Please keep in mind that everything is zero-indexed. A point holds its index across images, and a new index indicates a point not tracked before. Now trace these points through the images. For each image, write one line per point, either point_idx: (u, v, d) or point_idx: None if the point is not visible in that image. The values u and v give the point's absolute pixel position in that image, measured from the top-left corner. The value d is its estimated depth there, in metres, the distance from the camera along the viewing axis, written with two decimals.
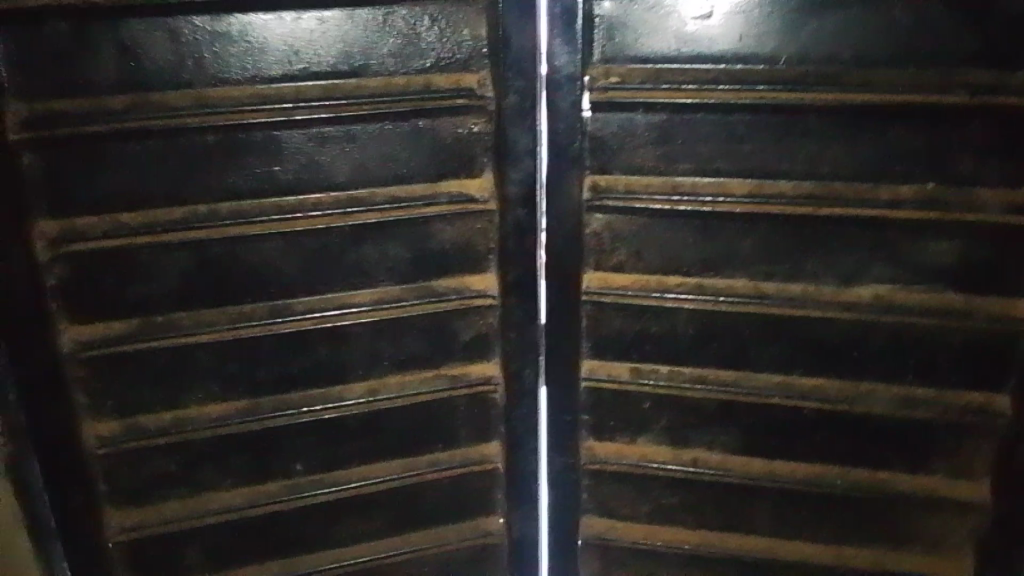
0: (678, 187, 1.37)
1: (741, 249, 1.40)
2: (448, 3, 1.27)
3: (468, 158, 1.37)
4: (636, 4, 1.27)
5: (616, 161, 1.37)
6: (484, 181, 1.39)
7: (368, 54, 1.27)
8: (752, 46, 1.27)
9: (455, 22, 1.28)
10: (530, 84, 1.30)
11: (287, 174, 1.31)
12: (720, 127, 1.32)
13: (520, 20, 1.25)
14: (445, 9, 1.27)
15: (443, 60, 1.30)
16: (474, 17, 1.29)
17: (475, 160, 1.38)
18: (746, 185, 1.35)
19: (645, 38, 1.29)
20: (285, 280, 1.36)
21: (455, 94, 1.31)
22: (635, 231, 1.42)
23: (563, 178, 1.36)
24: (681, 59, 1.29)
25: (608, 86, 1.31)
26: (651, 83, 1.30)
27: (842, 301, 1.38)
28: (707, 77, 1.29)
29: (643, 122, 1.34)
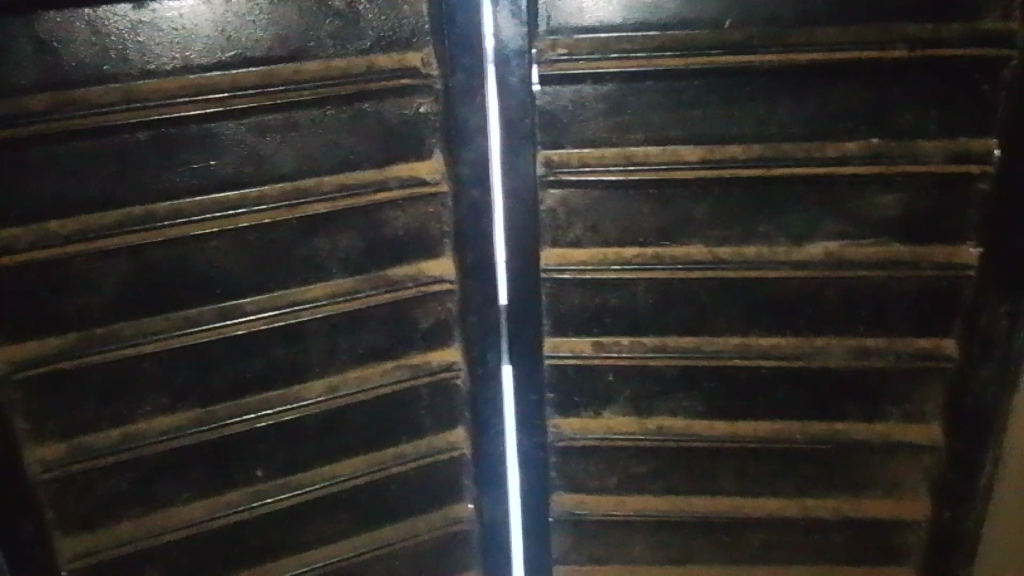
0: (630, 157, 1.36)
1: (695, 215, 1.40)
2: None
3: (416, 140, 1.34)
4: None
5: (567, 135, 1.36)
6: (433, 163, 1.36)
7: (306, 37, 1.21)
8: (696, 12, 1.27)
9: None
10: (476, 61, 1.27)
11: (227, 169, 1.24)
12: (668, 95, 1.33)
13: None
14: None
15: (385, 40, 1.26)
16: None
17: (423, 142, 1.34)
18: (697, 151, 1.35)
19: (589, 8, 1.27)
20: (233, 279, 1.30)
21: (399, 74, 1.27)
22: (590, 204, 1.41)
23: (516, 154, 1.34)
24: (627, 27, 1.28)
25: (557, 59, 1.29)
26: (600, 53, 1.28)
27: (796, 259, 1.41)
28: (654, 44, 1.28)
29: (592, 94, 1.33)
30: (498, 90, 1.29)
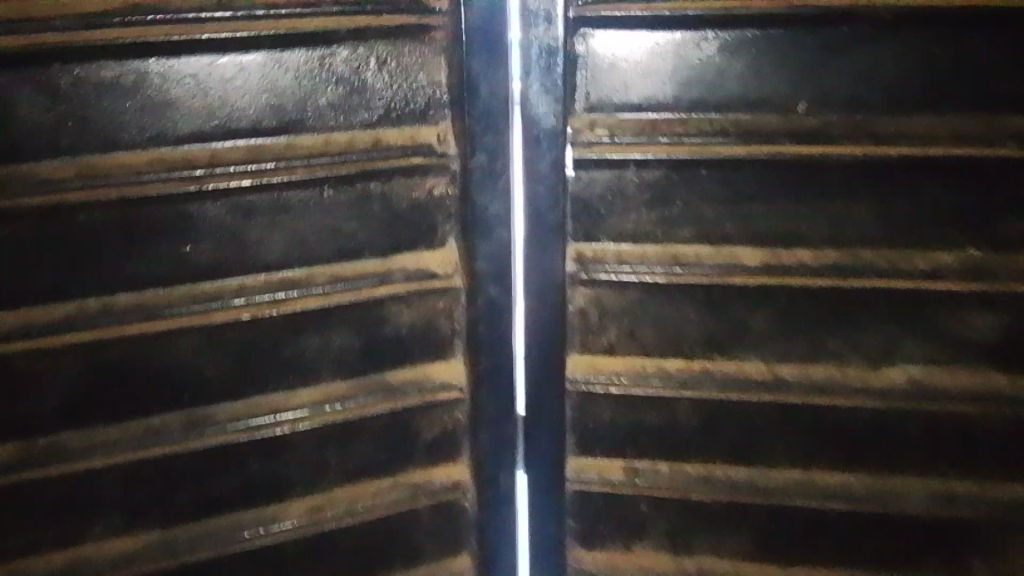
0: (679, 257, 1.15)
1: (754, 326, 1.18)
2: (398, 43, 1.05)
3: (427, 226, 1.14)
4: (627, 41, 1.05)
5: (603, 227, 1.16)
6: (447, 254, 1.17)
7: (302, 106, 1.04)
8: (763, 92, 1.07)
9: (408, 65, 1.06)
10: (502, 141, 1.07)
11: (203, 256, 1.05)
12: (728, 187, 1.11)
13: (487, 63, 1.03)
14: (396, 50, 1.05)
15: (394, 111, 1.08)
16: (431, 58, 1.06)
17: (436, 229, 1.15)
18: (759, 254, 1.14)
19: (637, 82, 1.08)
20: (205, 383, 1.10)
21: (410, 151, 1.09)
22: (628, 307, 1.20)
23: (543, 249, 1.14)
24: (681, 107, 1.08)
25: (595, 140, 1.09)
26: (647, 136, 1.09)
27: (869, 385, 1.19)
28: (712, 128, 1.08)
29: (636, 181, 1.13)
30: (525, 175, 1.10)
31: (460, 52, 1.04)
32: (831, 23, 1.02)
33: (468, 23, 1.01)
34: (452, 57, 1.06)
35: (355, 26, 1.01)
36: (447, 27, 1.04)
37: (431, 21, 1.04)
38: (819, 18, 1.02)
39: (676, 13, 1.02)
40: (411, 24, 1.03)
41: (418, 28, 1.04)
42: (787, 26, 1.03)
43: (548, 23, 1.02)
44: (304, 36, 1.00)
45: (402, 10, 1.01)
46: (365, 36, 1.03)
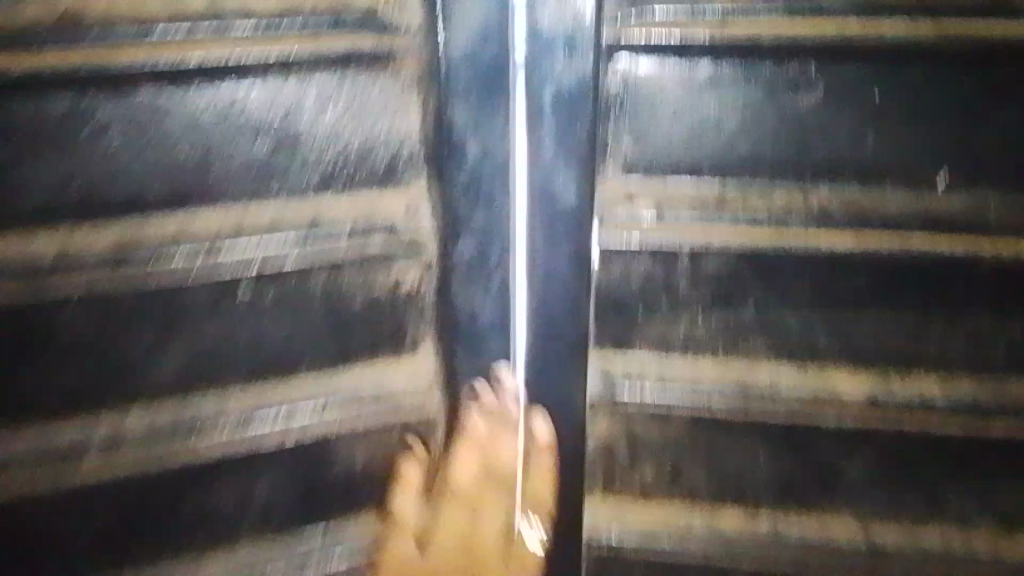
0: (746, 380, 0.82)
1: (846, 471, 0.85)
2: (351, 74, 0.70)
3: (391, 329, 0.80)
4: (685, 79, 0.71)
5: (640, 335, 0.82)
6: (419, 367, 0.83)
7: (204, 168, 0.70)
8: (883, 156, 0.72)
9: (362, 107, 0.71)
10: (499, 223, 0.77)
11: (55, 382, 0.72)
12: (820, 288, 0.78)
13: (478, 112, 0.72)
14: (345, 84, 0.70)
15: (340, 175, 0.73)
16: (397, 98, 0.72)
17: (404, 331, 0.81)
18: (860, 380, 0.81)
19: (699, 137, 0.73)
20: (66, 555, 0.77)
21: (362, 232, 0.74)
22: (671, 441, 0.86)
23: (557, 363, 0.83)
24: (761, 173, 0.74)
25: (630, 220, 0.76)
26: (708, 213, 0.76)
27: (1012, 566, 0.84)
28: (805, 207, 0.74)
29: (689, 275, 0.79)
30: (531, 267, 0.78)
31: (439, 96, 0.72)
32: (991, 62, 0.69)
33: (448, 54, 0.70)
34: (428, 97, 0.72)
35: (279, 51, 0.67)
36: (420, 53, 0.71)
37: (395, 43, 0.70)
38: (978, 53, 0.68)
39: (760, 39, 0.69)
40: (364, 49, 0.69)
41: (376, 53, 0.70)
42: (923, 63, 0.69)
43: (564, 52, 0.69)
44: (200, 67, 0.66)
45: (351, 27, 0.69)
46: (295, 66, 0.68)
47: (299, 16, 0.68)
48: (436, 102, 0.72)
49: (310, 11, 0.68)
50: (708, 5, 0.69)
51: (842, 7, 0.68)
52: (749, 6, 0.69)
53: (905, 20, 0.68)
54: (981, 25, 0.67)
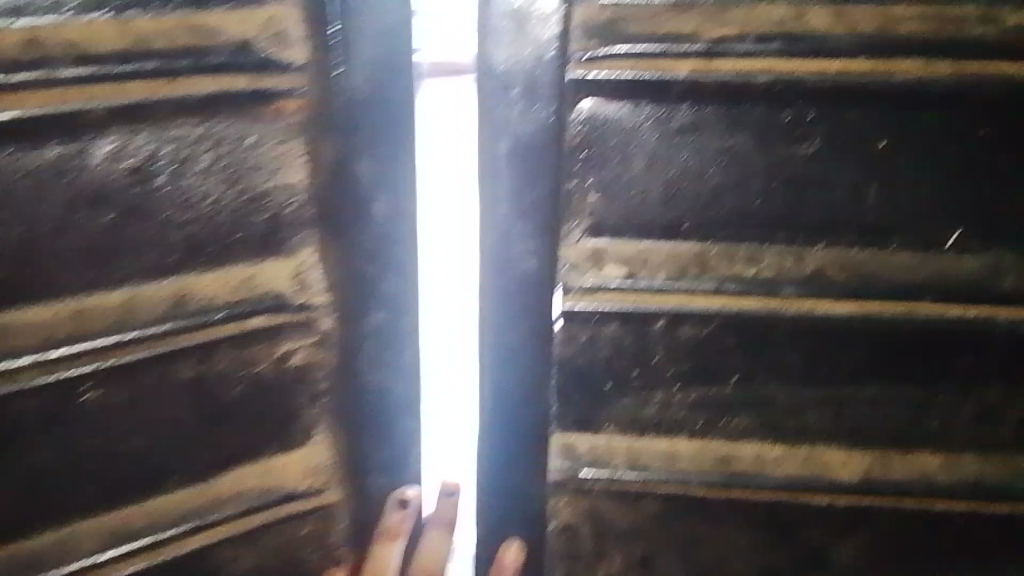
0: (728, 459, 0.72)
1: (834, 557, 0.75)
2: (220, 122, 0.58)
3: (282, 424, 0.68)
4: (664, 121, 0.60)
5: (607, 411, 0.71)
6: (313, 458, 0.70)
7: (30, 250, 0.55)
8: (889, 212, 0.62)
9: (234, 161, 0.59)
10: (415, 282, 0.68)
11: None
12: (813, 359, 0.68)
13: (385, 157, 0.63)
14: (214, 134, 0.58)
15: (209, 248, 0.61)
16: (280, 149, 0.61)
17: (297, 417, 0.68)
18: (854, 460, 0.72)
19: (681, 189, 0.62)
20: None
21: (245, 308, 0.63)
22: (641, 526, 0.75)
23: (516, 439, 0.73)
24: (748, 232, 0.63)
25: (597, 284, 0.65)
26: (689, 278, 0.64)
27: None
28: (799, 269, 0.64)
29: (665, 344, 0.68)
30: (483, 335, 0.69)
31: (340, 142, 0.62)
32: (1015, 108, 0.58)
33: (344, 94, 0.61)
34: (324, 145, 0.62)
35: (126, 96, 0.55)
36: (309, 94, 0.61)
37: (276, 82, 0.59)
38: (1000, 98, 0.58)
39: (752, 78, 0.57)
40: (237, 90, 0.58)
41: (253, 94, 0.59)
42: (939, 108, 0.59)
43: (522, 95, 0.59)
44: (18, 121, 0.53)
45: (210, 66, 0.56)
46: (148, 115, 0.56)
47: (150, 56, 0.55)
48: (333, 152, 0.62)
49: (162, 49, 0.55)
50: (690, 34, 0.57)
51: (849, 43, 0.56)
52: (737, 37, 0.56)
53: (919, 61, 0.57)
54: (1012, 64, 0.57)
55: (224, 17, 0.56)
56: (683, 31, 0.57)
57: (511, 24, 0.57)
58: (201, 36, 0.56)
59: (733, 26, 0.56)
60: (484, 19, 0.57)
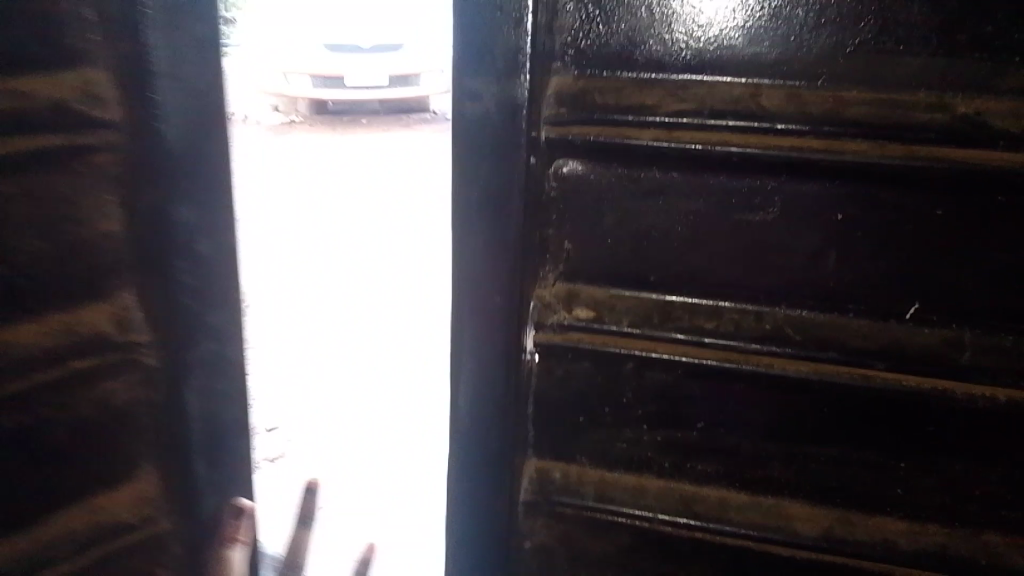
0: (692, 499, 0.75)
1: None
2: (32, 182, 0.69)
3: (105, 445, 0.80)
4: (629, 180, 0.66)
5: (579, 443, 0.76)
6: (130, 474, 0.83)
7: None
8: (846, 282, 0.65)
9: (54, 211, 0.71)
10: (230, 317, 0.81)
11: None
12: (774, 415, 0.71)
13: (195, 207, 0.76)
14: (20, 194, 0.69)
15: (24, 298, 0.71)
16: (95, 198, 0.74)
17: (117, 439, 0.81)
18: (815, 515, 0.73)
19: (647, 245, 0.67)
20: None
21: (67, 341, 0.74)
22: (610, 555, 0.79)
23: (491, 470, 0.77)
24: (709, 289, 0.68)
25: (569, 324, 0.71)
26: (651, 327, 0.69)
27: None
28: (758, 329, 0.68)
29: (633, 387, 0.73)
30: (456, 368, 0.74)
31: (150, 196, 0.75)
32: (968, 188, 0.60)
33: (159, 150, 0.74)
34: (133, 193, 0.75)
35: None
36: (119, 150, 0.74)
37: (87, 140, 0.72)
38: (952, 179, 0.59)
39: (710, 149, 0.62)
40: (54, 147, 0.70)
41: (68, 150, 0.71)
42: (889, 186, 0.62)
43: (493, 155, 0.65)
44: None
45: (25, 130, 0.68)
46: None
47: None
48: (154, 197, 0.75)
49: None
50: (651, 106, 0.63)
51: (799, 121, 0.60)
52: (693, 112, 0.62)
53: (871, 142, 0.60)
54: (966, 152, 0.59)
55: (41, 85, 0.68)
56: (646, 103, 0.63)
57: (490, 92, 0.64)
58: (22, 101, 0.67)
59: (690, 101, 0.62)
60: (466, 85, 0.64)
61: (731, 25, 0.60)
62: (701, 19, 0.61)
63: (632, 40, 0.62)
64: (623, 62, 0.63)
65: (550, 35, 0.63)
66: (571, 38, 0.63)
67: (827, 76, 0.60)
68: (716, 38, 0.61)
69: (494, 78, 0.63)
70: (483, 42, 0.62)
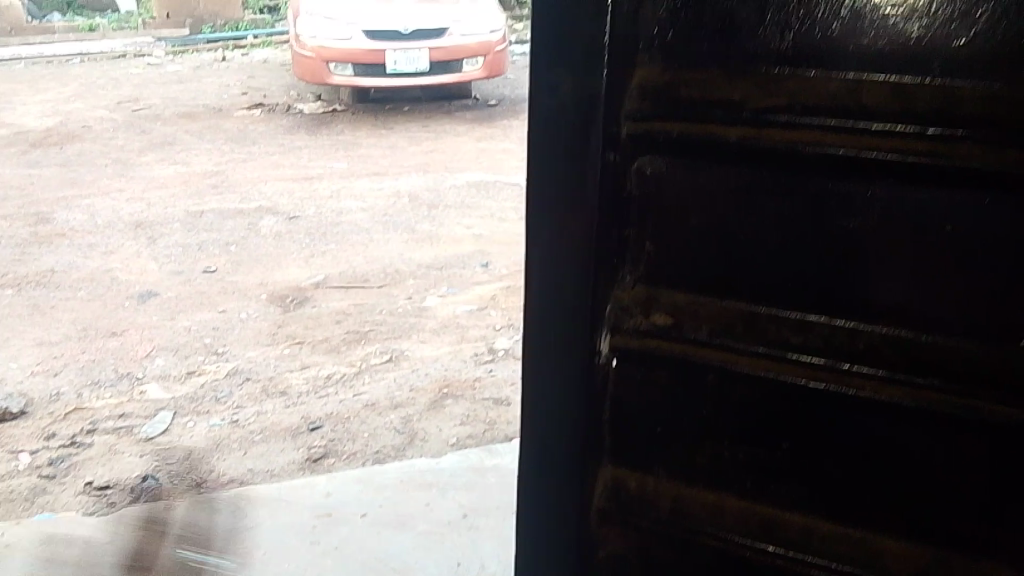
0: (774, 522, 0.69)
1: None
2: None
3: None
4: (711, 177, 0.62)
5: (657, 452, 0.71)
6: None
7: None
8: (956, 301, 0.58)
9: None
10: None
11: None
12: (867, 441, 0.64)
13: None
14: None
15: None
16: None
17: None
18: (909, 552, 0.66)
19: (734, 249, 0.63)
20: None
21: None
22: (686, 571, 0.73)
23: (558, 477, 0.73)
24: (800, 301, 0.63)
25: (648, 330, 0.67)
26: (732, 337, 0.65)
27: None
28: (855, 347, 0.61)
29: (714, 398, 0.67)
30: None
31: None
32: None
33: None
34: None
35: None
36: None
37: None
38: None
39: (802, 148, 0.58)
40: None
41: None
42: (1010, 191, 0.54)
43: (566, 146, 0.63)
44: None
45: None
46: None
47: None
48: None
49: None
50: (737, 103, 0.59)
51: (901, 118, 0.55)
52: (782, 108, 0.58)
53: (988, 146, 0.53)
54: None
55: None
56: (732, 99, 0.59)
57: (564, 81, 0.61)
58: None
59: (781, 95, 0.57)
60: (541, 78, 0.62)
61: (833, 15, 0.55)
62: (796, 10, 0.56)
63: (720, 33, 0.58)
64: (711, 54, 0.59)
65: (634, 24, 0.60)
66: (658, 31, 0.60)
67: (941, 66, 0.54)
68: (816, 22, 0.56)
69: (570, 70, 0.61)
70: (558, 29, 0.60)
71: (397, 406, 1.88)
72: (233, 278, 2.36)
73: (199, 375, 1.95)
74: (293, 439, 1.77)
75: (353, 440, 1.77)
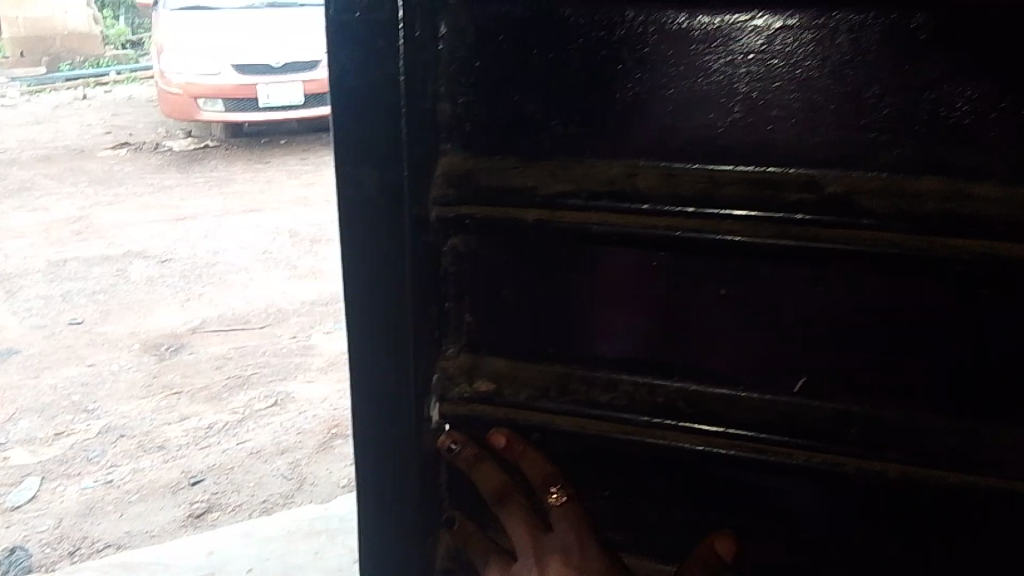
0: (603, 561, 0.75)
1: None
2: None
3: None
4: (510, 257, 0.67)
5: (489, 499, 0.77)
6: None
7: None
8: (731, 356, 0.66)
9: None
10: None
11: None
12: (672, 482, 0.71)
13: None
14: None
15: None
16: None
17: None
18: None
19: (541, 319, 0.68)
20: None
21: None
22: None
23: (403, 537, 0.76)
24: (600, 362, 0.69)
25: (471, 396, 0.71)
26: (550, 396, 0.69)
27: None
28: (651, 402, 0.67)
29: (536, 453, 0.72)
30: (364, 444, 0.73)
31: None
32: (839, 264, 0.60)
33: None
34: None
35: None
36: None
37: None
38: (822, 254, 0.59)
39: (593, 228, 0.62)
40: None
41: None
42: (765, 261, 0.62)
43: (375, 232, 0.66)
44: None
45: None
46: None
47: None
48: None
49: None
50: (531, 188, 0.63)
51: (671, 202, 0.61)
52: (570, 192, 0.62)
53: (746, 223, 0.60)
54: (841, 231, 0.58)
55: None
56: (525, 184, 0.64)
57: (367, 177, 0.65)
58: None
59: (570, 182, 0.62)
60: (347, 174, 0.65)
61: (586, 121, 0.62)
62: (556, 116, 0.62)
63: (498, 134, 0.64)
64: (506, 142, 0.64)
65: (433, 117, 0.64)
66: (454, 124, 0.65)
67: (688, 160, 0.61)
68: (591, 116, 0.62)
69: (372, 165, 0.64)
70: (360, 128, 0.63)
71: (284, 451, 1.84)
72: (102, 329, 2.25)
73: (68, 437, 1.85)
74: (173, 495, 1.70)
75: (238, 491, 1.72)
